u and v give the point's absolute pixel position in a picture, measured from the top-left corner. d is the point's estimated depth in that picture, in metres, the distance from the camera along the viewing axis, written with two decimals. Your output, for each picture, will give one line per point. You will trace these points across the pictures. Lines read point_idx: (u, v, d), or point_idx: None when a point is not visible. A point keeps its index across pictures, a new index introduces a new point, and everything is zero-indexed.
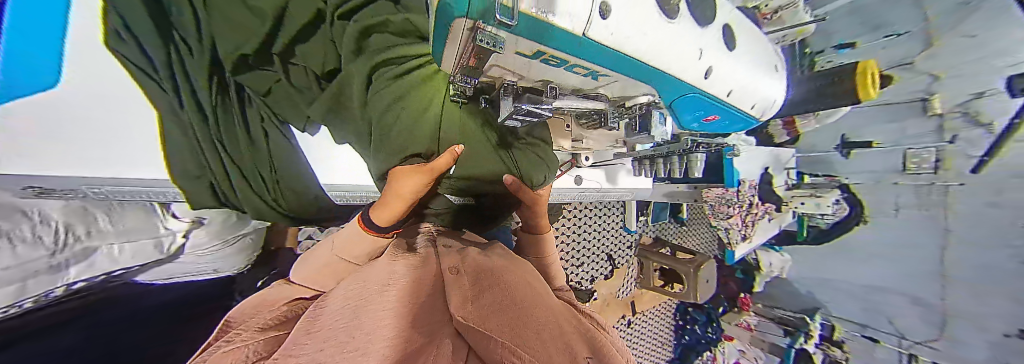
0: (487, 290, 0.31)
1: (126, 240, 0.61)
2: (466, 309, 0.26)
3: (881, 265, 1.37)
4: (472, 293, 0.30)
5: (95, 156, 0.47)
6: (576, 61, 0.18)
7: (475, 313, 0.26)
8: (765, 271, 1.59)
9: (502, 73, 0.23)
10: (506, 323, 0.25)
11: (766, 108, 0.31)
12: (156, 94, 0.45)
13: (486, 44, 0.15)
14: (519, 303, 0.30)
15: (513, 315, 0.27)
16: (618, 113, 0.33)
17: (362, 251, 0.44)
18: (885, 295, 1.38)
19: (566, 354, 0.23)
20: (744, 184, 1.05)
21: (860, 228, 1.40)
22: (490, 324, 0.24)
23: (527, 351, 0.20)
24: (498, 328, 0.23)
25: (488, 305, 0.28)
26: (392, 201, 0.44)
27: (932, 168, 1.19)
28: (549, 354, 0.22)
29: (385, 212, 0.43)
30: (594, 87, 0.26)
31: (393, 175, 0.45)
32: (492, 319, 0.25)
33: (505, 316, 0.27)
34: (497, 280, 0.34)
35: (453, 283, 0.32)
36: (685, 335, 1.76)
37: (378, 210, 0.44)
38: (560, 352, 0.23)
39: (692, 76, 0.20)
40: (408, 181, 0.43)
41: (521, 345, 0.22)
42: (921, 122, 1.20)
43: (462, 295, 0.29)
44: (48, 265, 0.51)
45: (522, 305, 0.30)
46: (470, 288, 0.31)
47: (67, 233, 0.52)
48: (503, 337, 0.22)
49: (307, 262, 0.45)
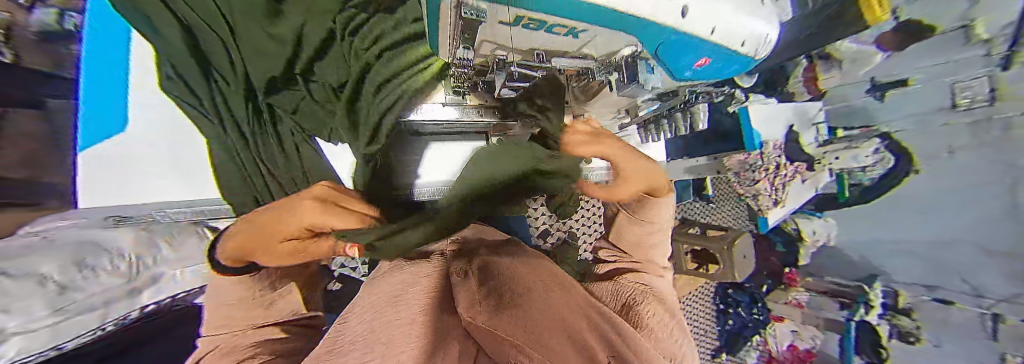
0: (497, 291, 0.31)
1: (186, 266, 0.69)
2: (474, 310, 0.25)
3: (941, 215, 1.24)
4: (481, 295, 0.29)
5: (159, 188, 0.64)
6: (553, 20, 0.20)
7: (487, 313, 0.24)
8: (810, 240, 1.53)
9: (492, 45, 0.26)
10: (520, 321, 0.23)
11: (760, 44, 0.31)
12: (209, 125, 0.56)
13: (471, 13, 0.18)
14: (533, 302, 0.28)
15: (526, 315, 0.25)
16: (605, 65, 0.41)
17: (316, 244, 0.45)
18: (954, 249, 1.23)
19: (583, 345, 0.21)
20: (768, 145, 1.01)
21: (911, 178, 1.28)
22: (499, 320, 0.23)
23: (541, 352, 0.18)
24: (509, 323, 0.22)
25: (496, 304, 0.27)
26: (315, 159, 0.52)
27: (988, 99, 1.04)
28: (561, 351, 0.19)
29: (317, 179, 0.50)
30: (579, 46, 0.28)
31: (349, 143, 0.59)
32: (501, 315, 0.24)
33: (519, 315, 0.25)
34: (506, 281, 0.34)
35: (462, 287, 0.31)
36: (729, 320, 1.63)
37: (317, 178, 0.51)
38: (576, 345, 0.21)
39: (669, 18, 0.21)
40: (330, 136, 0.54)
41: (533, 346, 0.19)
42: (965, 52, 1.03)
43: (471, 298, 0.28)
44: (127, 290, 0.57)
45: (536, 302, 0.29)
46: (479, 291, 0.30)
47: (137, 263, 0.60)
48: (516, 336, 0.19)
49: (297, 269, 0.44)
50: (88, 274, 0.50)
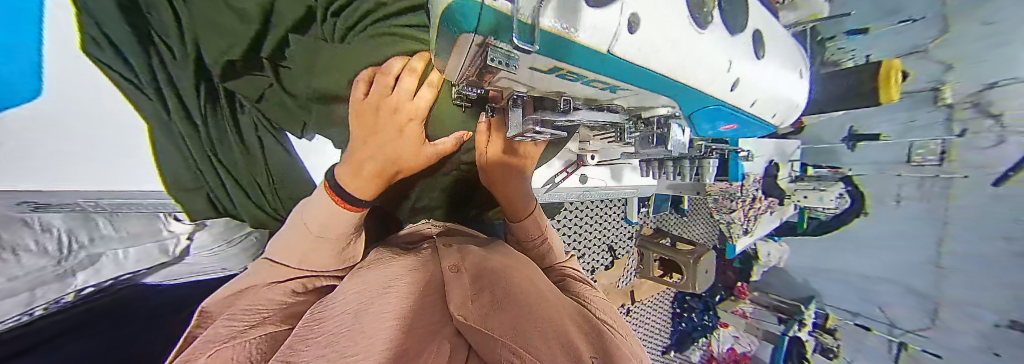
0: (489, 286, 0.32)
1: (129, 245, 0.63)
2: (467, 308, 0.27)
3: (878, 255, 1.39)
4: (473, 291, 0.30)
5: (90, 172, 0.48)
6: (595, 77, 0.16)
7: (477, 313, 0.26)
8: (763, 261, 1.63)
9: (512, 84, 0.21)
10: (509, 321, 0.26)
11: (788, 113, 0.30)
12: (148, 107, 0.48)
13: (500, 63, 0.14)
14: (520, 300, 0.30)
15: (514, 312, 0.27)
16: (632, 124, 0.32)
17: (347, 228, 0.40)
18: (881, 285, 1.41)
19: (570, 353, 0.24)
20: (748, 178, 1.05)
21: (859, 220, 1.41)
22: (492, 324, 0.25)
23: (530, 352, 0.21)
24: (501, 328, 0.24)
25: (489, 303, 0.28)
26: (384, 144, 0.38)
27: (937, 159, 1.18)
28: (550, 354, 0.21)
29: (365, 180, 0.39)
30: (608, 99, 0.24)
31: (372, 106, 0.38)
32: (495, 318, 0.26)
33: (509, 311, 0.27)
34: (500, 276, 0.35)
35: (455, 281, 0.32)
36: (682, 322, 1.79)
37: (358, 176, 0.38)
38: (565, 351, 0.24)
39: (717, 88, 0.19)
40: (408, 101, 0.37)
41: (523, 347, 0.21)
42: (930, 114, 1.17)
43: (462, 293, 0.29)
44: (56, 272, 0.51)
45: (525, 302, 0.30)
46: (470, 286, 0.31)
47: (71, 240, 0.54)
48: (507, 339, 0.22)
49: (286, 244, 0.39)
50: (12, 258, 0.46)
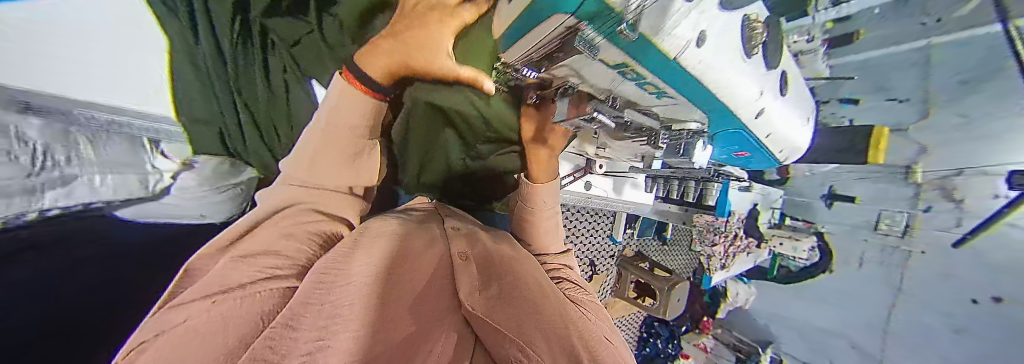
0: (495, 281, 0.32)
1: (108, 172, 0.57)
2: (475, 300, 0.28)
3: (836, 311, 1.49)
4: (481, 283, 0.31)
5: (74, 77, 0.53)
6: (652, 79, 0.19)
7: (485, 305, 0.28)
8: (730, 300, 1.70)
9: (567, 75, 0.24)
10: (515, 318, 0.27)
11: (791, 153, 0.33)
12: (183, 30, 0.52)
13: (583, 48, 0.16)
14: (525, 293, 0.32)
15: (520, 308, 0.28)
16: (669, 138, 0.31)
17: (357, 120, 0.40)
18: (835, 338, 1.52)
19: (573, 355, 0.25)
20: (733, 216, 1.10)
21: (824, 275, 1.50)
22: (500, 318, 0.26)
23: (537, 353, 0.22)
24: (509, 323, 0.25)
25: (496, 297, 0.29)
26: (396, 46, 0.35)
27: (901, 231, 1.26)
28: (556, 357, 0.23)
29: (378, 63, 0.36)
30: (648, 104, 0.27)
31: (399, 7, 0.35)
32: (501, 313, 0.27)
33: (514, 306, 0.28)
34: (506, 268, 0.36)
35: (463, 268, 0.33)
36: (646, 347, 1.81)
37: (371, 56, 0.36)
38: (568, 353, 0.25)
39: (745, 112, 0.22)
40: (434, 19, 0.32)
41: (530, 346, 0.23)
42: (901, 189, 1.23)
43: (471, 283, 0.30)
44: (24, 188, 0.47)
45: (528, 295, 0.31)
46: (478, 278, 0.32)
47: (46, 156, 0.49)
48: (515, 335, 0.24)
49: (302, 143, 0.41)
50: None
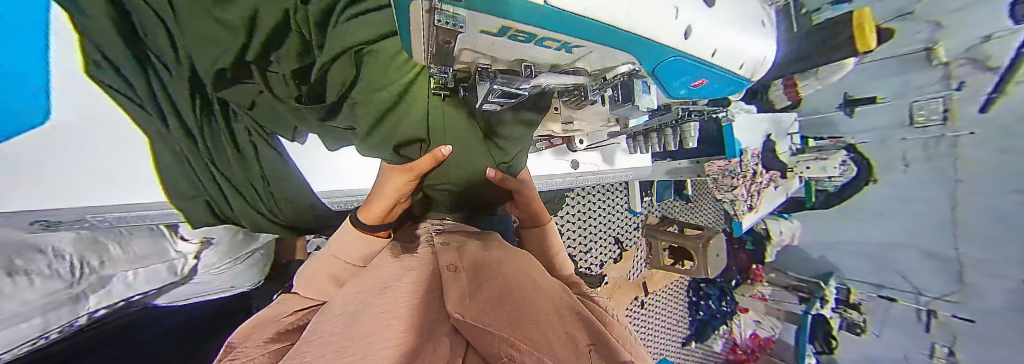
0: (485, 284, 0.32)
1: (139, 266, 0.63)
2: (463, 306, 0.27)
3: (894, 223, 1.35)
4: (470, 289, 0.31)
5: (97, 189, 0.49)
6: (546, 34, 0.18)
7: (473, 309, 0.27)
8: (775, 240, 1.60)
9: (475, 56, 0.23)
10: (504, 316, 0.26)
11: (758, 66, 0.30)
12: (142, 117, 0.47)
13: (448, 24, 0.15)
14: (517, 294, 0.31)
15: (510, 308, 0.27)
16: (598, 86, 0.35)
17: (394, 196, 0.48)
18: (900, 252, 1.36)
19: (568, 344, 0.24)
20: (746, 153, 1.04)
21: (869, 187, 1.39)
22: (488, 319, 0.25)
23: (527, 346, 0.21)
24: (495, 321, 0.24)
25: (486, 299, 0.29)
26: (379, 201, 0.47)
27: (941, 119, 1.16)
28: (551, 348, 0.22)
29: (372, 211, 0.47)
30: (571, 61, 0.26)
31: (381, 176, 0.51)
32: (488, 314, 0.26)
33: (503, 306, 0.28)
34: (495, 272, 0.35)
35: (451, 280, 0.32)
36: (700, 311, 1.74)
37: (366, 210, 0.47)
38: (561, 343, 0.24)
39: (670, 38, 0.20)
40: (393, 178, 0.48)
41: (520, 341, 0.22)
42: (925, 74, 1.17)
43: (459, 291, 0.30)
44: (69, 296, 0.53)
45: (519, 296, 0.30)
46: (468, 284, 0.32)
47: (83, 265, 0.54)
48: (503, 332, 0.23)
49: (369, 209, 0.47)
50: (26, 284, 0.45)
